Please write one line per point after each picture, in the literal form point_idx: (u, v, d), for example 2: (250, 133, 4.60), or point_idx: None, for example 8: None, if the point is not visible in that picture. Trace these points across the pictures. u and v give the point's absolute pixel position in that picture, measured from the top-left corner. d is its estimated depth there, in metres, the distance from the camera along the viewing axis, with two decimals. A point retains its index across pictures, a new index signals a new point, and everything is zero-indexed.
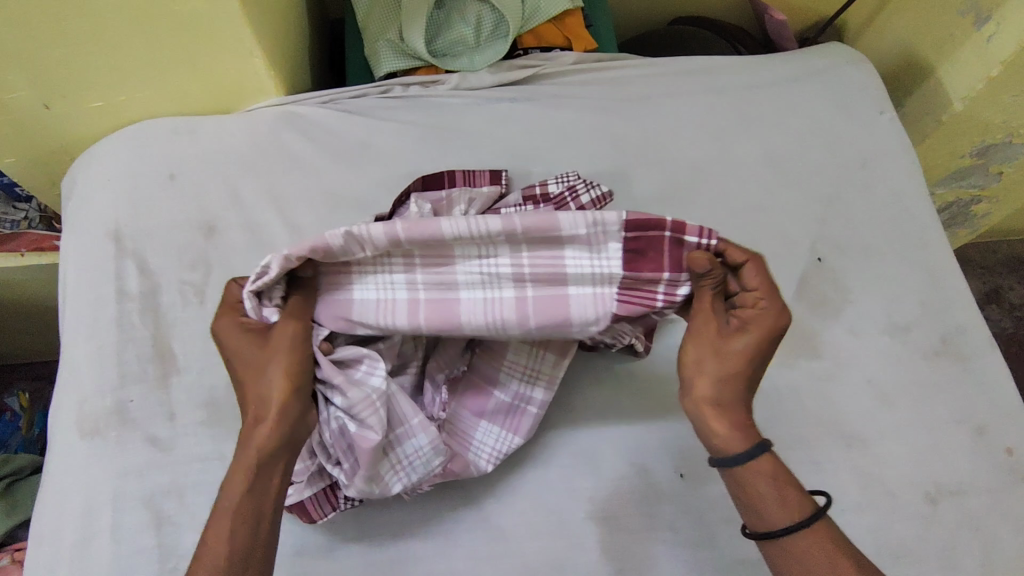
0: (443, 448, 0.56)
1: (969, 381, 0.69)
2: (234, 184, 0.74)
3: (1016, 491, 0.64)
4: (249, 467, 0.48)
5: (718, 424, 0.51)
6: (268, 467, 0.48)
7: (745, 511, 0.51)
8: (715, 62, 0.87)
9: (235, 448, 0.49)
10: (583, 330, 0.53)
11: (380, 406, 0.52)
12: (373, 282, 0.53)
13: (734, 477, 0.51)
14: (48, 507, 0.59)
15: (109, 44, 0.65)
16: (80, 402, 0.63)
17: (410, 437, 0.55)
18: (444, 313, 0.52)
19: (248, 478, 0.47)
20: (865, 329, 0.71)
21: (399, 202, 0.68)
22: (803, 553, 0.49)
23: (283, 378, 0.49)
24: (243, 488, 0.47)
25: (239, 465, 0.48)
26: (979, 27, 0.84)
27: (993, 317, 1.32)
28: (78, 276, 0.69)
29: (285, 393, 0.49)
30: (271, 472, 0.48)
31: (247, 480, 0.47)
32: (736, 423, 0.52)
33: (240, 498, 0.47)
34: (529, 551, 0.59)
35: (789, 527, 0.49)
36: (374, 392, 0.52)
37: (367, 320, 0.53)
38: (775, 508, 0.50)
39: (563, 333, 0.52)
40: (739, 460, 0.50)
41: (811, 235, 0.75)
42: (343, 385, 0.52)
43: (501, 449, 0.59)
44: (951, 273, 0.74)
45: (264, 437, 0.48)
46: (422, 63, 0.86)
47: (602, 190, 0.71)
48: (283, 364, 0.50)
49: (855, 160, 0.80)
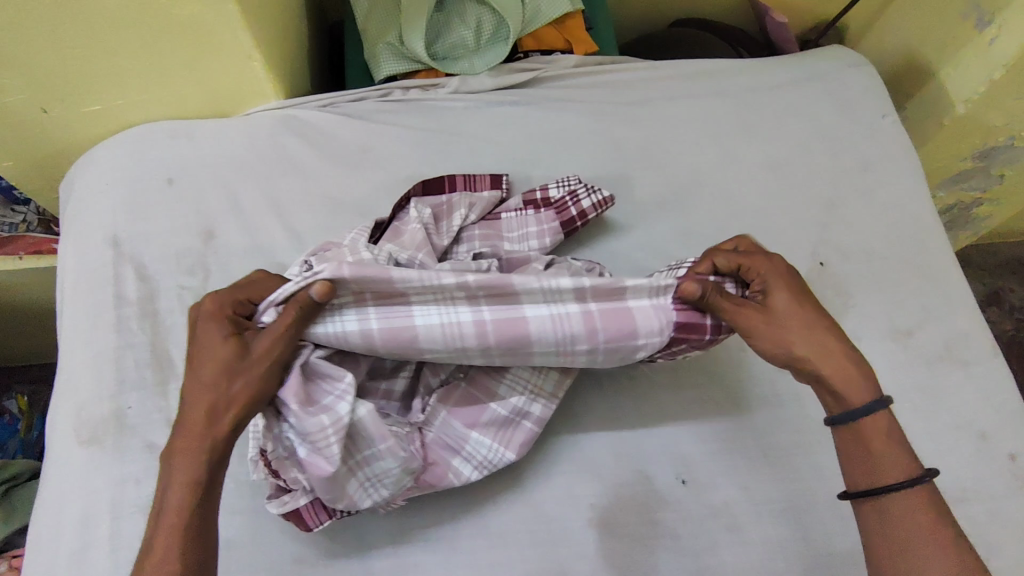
0: (410, 468, 0.55)
1: (972, 387, 0.68)
2: (234, 188, 0.73)
3: (1019, 497, 0.64)
4: (194, 479, 0.47)
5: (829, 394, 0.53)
6: (214, 475, 0.48)
7: (851, 470, 0.51)
8: (716, 65, 0.87)
9: (175, 458, 0.48)
10: (647, 342, 0.57)
11: (336, 440, 0.51)
12: (434, 303, 0.54)
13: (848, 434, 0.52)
14: (46, 515, 0.59)
15: (107, 47, 0.64)
16: (78, 408, 0.62)
17: (373, 460, 0.54)
18: (515, 327, 0.54)
19: (197, 487, 0.47)
20: (867, 334, 0.70)
21: (399, 206, 0.67)
22: (913, 510, 0.48)
23: (244, 390, 0.49)
24: (190, 500, 0.46)
25: (184, 478, 0.47)
26: (982, 30, 0.84)
27: (994, 319, 1.32)
28: (76, 281, 0.68)
29: (243, 405, 0.49)
30: (215, 479, 0.48)
31: (195, 489, 0.47)
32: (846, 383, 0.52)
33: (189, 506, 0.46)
34: (529, 559, 0.58)
35: (894, 485, 0.49)
36: (330, 425, 0.51)
37: (435, 345, 0.54)
38: (886, 464, 0.50)
39: (627, 345, 0.57)
40: (852, 419, 0.51)
41: (813, 239, 0.75)
42: (303, 411, 0.50)
43: (493, 461, 0.59)
44: (953, 278, 0.74)
45: (214, 447, 0.48)
46: (422, 66, 0.85)
47: (604, 195, 0.70)
48: (247, 375, 0.49)
49: (857, 164, 0.79)
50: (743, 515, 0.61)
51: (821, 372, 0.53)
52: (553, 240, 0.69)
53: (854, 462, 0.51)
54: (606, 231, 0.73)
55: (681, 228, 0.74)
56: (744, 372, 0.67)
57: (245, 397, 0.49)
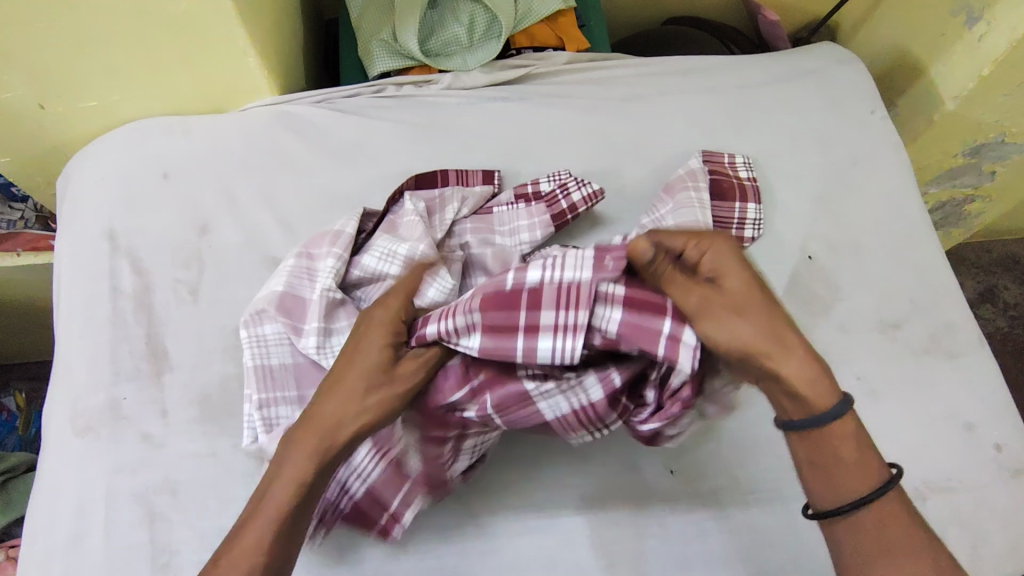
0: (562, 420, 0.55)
1: (959, 378, 0.69)
2: (228, 183, 0.74)
3: (1004, 487, 0.64)
4: (302, 480, 0.47)
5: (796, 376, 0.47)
6: (315, 485, 0.48)
7: (827, 485, 0.48)
8: (707, 62, 0.88)
9: (294, 451, 0.48)
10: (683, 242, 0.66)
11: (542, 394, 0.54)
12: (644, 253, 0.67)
13: (824, 441, 0.47)
14: (43, 503, 0.60)
15: (102, 44, 0.65)
16: (74, 399, 0.63)
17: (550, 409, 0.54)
18: None
19: (295, 489, 0.47)
20: (855, 326, 0.71)
21: (394, 199, 0.68)
22: (886, 524, 0.47)
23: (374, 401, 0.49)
24: (292, 502, 0.47)
25: (294, 474, 0.47)
26: (971, 26, 0.85)
27: (987, 316, 1.32)
28: (72, 274, 0.69)
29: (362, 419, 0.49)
30: (315, 489, 0.48)
31: (293, 491, 0.47)
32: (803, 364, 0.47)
33: (286, 507, 0.47)
34: (520, 547, 0.59)
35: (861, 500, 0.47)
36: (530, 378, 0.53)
37: None
38: (854, 473, 0.47)
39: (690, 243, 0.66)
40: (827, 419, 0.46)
41: (802, 234, 0.75)
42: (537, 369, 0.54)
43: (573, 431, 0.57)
44: (941, 272, 0.75)
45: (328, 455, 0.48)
46: (415, 63, 0.86)
47: (594, 187, 0.71)
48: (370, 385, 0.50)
49: (846, 159, 0.80)
50: (731, 504, 0.62)
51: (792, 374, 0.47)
52: (545, 233, 0.69)
53: (820, 474, 0.48)
54: (596, 225, 0.74)
55: None
56: None
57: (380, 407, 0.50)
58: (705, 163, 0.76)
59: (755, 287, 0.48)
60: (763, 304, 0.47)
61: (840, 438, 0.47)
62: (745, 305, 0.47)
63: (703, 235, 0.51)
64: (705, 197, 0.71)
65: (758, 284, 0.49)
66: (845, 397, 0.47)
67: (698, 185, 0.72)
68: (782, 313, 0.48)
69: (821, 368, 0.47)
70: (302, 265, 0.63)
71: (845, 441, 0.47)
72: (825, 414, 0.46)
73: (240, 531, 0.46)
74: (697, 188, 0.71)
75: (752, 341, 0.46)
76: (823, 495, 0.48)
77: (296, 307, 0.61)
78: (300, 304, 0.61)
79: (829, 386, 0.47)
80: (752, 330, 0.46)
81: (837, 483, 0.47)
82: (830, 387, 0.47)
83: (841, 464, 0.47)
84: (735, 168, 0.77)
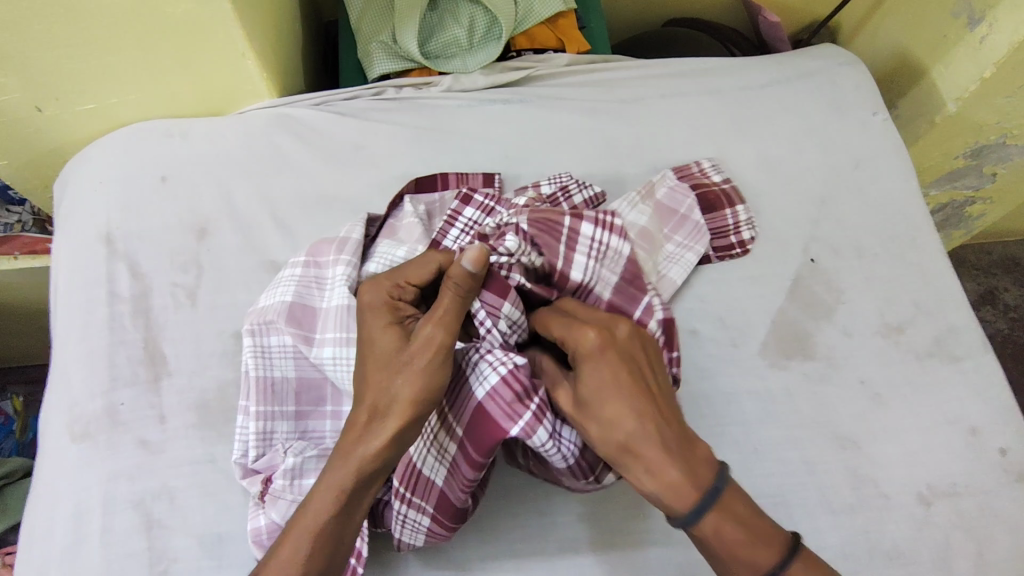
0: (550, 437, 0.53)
1: (963, 382, 0.69)
2: (226, 186, 0.73)
3: (1009, 492, 0.64)
4: (343, 490, 0.45)
5: (666, 470, 0.46)
6: (357, 494, 0.46)
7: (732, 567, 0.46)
8: (708, 63, 0.87)
9: (333, 462, 0.46)
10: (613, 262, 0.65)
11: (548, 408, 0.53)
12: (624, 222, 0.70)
13: (719, 527, 0.46)
14: (40, 510, 0.59)
15: (99, 45, 0.65)
16: (71, 405, 0.62)
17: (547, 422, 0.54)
18: None
19: (335, 502, 0.45)
20: (858, 329, 0.71)
21: (393, 203, 0.68)
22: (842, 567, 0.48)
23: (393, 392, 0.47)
24: (332, 512, 0.45)
25: (331, 484, 0.46)
26: (973, 28, 0.84)
27: (988, 318, 1.32)
28: (69, 278, 0.69)
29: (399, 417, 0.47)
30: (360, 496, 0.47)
31: (332, 502, 0.45)
32: (675, 476, 0.46)
33: (328, 518, 0.45)
34: (521, 554, 0.59)
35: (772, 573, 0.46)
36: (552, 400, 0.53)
37: None
38: (763, 546, 0.46)
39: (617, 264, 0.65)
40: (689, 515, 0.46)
41: (804, 236, 0.75)
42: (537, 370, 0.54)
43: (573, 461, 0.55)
44: (945, 274, 0.74)
45: (350, 466, 0.46)
46: (414, 65, 0.86)
47: (595, 190, 0.71)
48: (388, 372, 0.48)
49: (848, 161, 0.80)
50: None
51: (651, 469, 0.46)
52: None
53: (732, 556, 0.46)
54: None
55: None
56: (736, 368, 0.68)
57: (416, 398, 0.47)
58: (677, 179, 0.76)
59: (603, 372, 0.48)
60: (611, 389, 0.48)
61: (735, 529, 0.46)
62: (589, 394, 0.48)
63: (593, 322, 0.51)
64: (698, 215, 0.73)
65: (621, 367, 0.49)
66: (714, 487, 0.46)
67: (643, 199, 0.72)
68: (648, 407, 0.47)
69: (682, 463, 0.46)
70: (310, 274, 0.63)
71: (725, 533, 0.46)
72: (682, 516, 0.46)
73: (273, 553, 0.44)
74: (641, 202, 0.71)
75: (598, 437, 0.48)
76: None
77: (306, 315, 0.60)
78: (309, 313, 0.60)
79: (698, 484, 0.46)
80: (597, 425, 0.48)
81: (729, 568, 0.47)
82: (694, 487, 0.45)
83: (728, 559, 0.46)
84: (707, 174, 0.77)
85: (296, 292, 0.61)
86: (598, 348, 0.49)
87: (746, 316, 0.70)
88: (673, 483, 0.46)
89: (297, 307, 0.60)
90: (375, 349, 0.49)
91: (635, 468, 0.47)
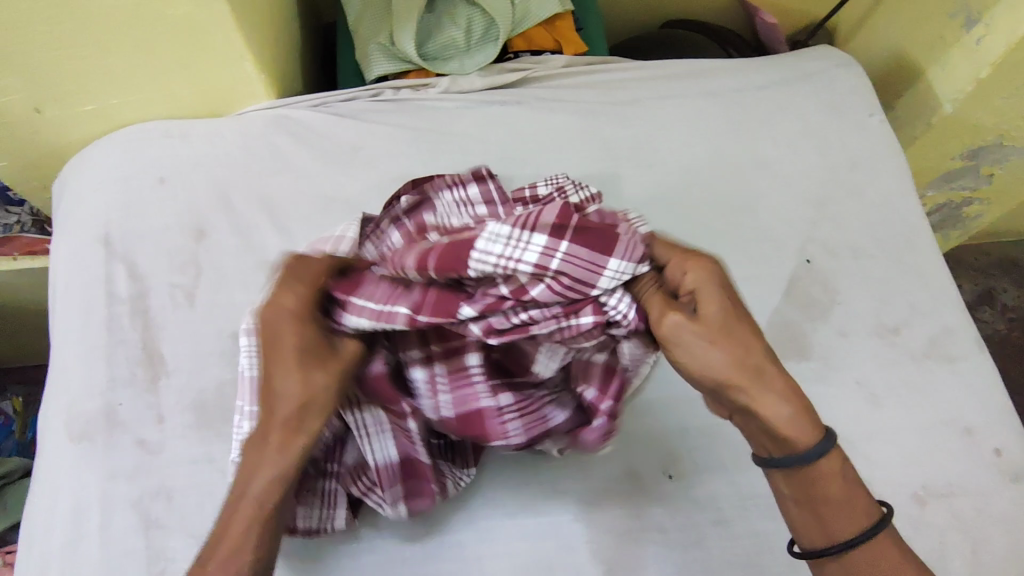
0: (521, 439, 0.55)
1: (958, 382, 0.69)
2: (225, 187, 0.74)
3: (1004, 492, 0.64)
4: (264, 494, 0.45)
5: (788, 398, 0.46)
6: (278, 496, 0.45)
7: (833, 514, 0.46)
8: (705, 65, 0.88)
9: (248, 475, 0.45)
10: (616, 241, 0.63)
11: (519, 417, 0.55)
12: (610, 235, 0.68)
13: (824, 469, 0.46)
14: (39, 509, 0.60)
15: (99, 47, 0.65)
16: (70, 405, 0.63)
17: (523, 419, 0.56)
18: None
19: (258, 509, 0.45)
20: (854, 330, 0.71)
21: (389, 204, 0.67)
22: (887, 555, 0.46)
23: (290, 399, 0.46)
24: (260, 518, 0.45)
25: (253, 495, 0.45)
26: (969, 30, 0.84)
27: (986, 318, 1.32)
28: (68, 278, 0.69)
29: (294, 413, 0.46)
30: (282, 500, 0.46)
31: (256, 509, 0.45)
32: (795, 407, 0.46)
33: (251, 524, 0.44)
34: (518, 553, 0.59)
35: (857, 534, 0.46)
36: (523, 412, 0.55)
37: None
38: (860, 501, 0.47)
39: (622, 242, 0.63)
40: (812, 452, 0.45)
41: (800, 237, 0.75)
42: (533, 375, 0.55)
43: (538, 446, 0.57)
44: (940, 275, 0.75)
45: (261, 476, 0.45)
46: (413, 67, 0.86)
47: (591, 192, 0.69)
48: (279, 362, 0.47)
49: (844, 162, 0.80)
50: (728, 510, 0.62)
51: (776, 398, 0.45)
52: None
53: (830, 506, 0.46)
54: None
55: (669, 226, 0.75)
56: None
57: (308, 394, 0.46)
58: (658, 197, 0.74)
59: (738, 297, 0.48)
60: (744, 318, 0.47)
61: (828, 478, 0.46)
62: (730, 321, 0.46)
63: (689, 252, 0.50)
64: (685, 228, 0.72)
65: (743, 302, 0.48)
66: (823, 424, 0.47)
67: None
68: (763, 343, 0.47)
69: (796, 396, 0.46)
70: None
71: (835, 476, 0.46)
72: (805, 452, 0.45)
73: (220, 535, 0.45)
74: None
75: (734, 362, 0.45)
76: (817, 534, 0.47)
77: None
78: None
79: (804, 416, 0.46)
80: (731, 351, 0.45)
81: (834, 516, 0.46)
82: (809, 419, 0.46)
83: (841, 505, 0.46)
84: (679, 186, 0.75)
85: None
86: (710, 280, 0.47)
87: None
88: (792, 411, 0.46)
89: None
90: (272, 349, 0.47)
91: (752, 395, 0.45)
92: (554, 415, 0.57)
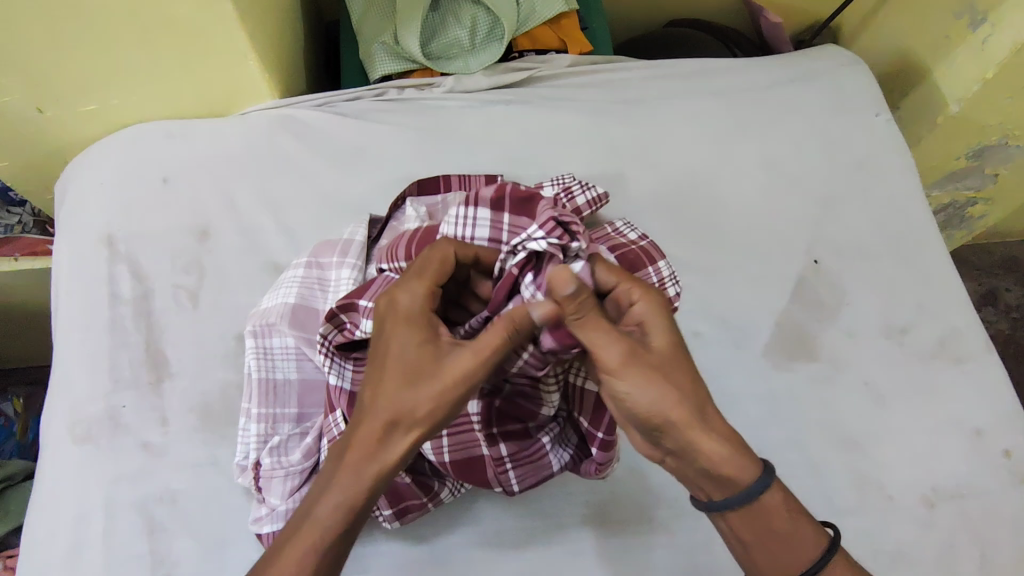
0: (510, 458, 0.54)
1: (966, 384, 0.68)
2: (228, 187, 0.73)
3: (1014, 493, 0.64)
4: (357, 495, 0.43)
5: (712, 445, 0.44)
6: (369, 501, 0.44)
7: (784, 542, 0.46)
8: (711, 64, 0.87)
9: (340, 474, 0.43)
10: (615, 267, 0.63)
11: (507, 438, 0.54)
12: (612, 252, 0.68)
13: (771, 503, 0.46)
14: (41, 513, 0.59)
15: (100, 46, 0.64)
16: (72, 408, 0.62)
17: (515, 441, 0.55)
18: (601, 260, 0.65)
19: (351, 509, 0.43)
20: (861, 331, 0.70)
21: (395, 206, 0.67)
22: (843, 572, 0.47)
23: (438, 390, 0.44)
24: (339, 521, 0.43)
25: (345, 491, 0.43)
26: (975, 29, 0.84)
27: (989, 318, 1.32)
28: (71, 279, 0.68)
29: (412, 414, 0.44)
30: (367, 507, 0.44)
31: (349, 508, 0.43)
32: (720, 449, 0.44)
33: (335, 524, 0.43)
34: (526, 556, 0.58)
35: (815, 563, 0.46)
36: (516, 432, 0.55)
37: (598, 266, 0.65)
38: (806, 533, 0.47)
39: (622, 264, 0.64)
40: (755, 489, 0.45)
41: (807, 237, 0.75)
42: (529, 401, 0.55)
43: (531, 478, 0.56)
44: (948, 275, 0.74)
45: (357, 480, 0.43)
46: (417, 66, 0.86)
47: (599, 192, 0.69)
48: (392, 352, 0.45)
49: (851, 162, 0.80)
50: None
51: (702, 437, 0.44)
52: None
53: (773, 539, 0.46)
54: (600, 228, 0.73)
55: (676, 227, 0.74)
56: (740, 370, 0.67)
57: (443, 393, 0.44)
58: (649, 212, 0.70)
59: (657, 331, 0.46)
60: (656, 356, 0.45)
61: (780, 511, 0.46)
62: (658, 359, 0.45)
63: (635, 279, 0.49)
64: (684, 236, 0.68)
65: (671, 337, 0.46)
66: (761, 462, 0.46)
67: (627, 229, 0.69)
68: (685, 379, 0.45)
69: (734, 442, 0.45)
70: (312, 276, 0.62)
71: (780, 514, 0.46)
72: (745, 487, 0.45)
73: (287, 549, 0.43)
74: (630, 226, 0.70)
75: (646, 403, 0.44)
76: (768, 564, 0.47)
77: (309, 318, 0.60)
78: (312, 315, 0.60)
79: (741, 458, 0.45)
80: (657, 389, 0.44)
81: (784, 548, 0.46)
82: (745, 460, 0.45)
83: (787, 535, 0.46)
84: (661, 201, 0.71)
85: (299, 293, 0.61)
86: (655, 315, 0.47)
87: (749, 318, 0.70)
88: (727, 454, 0.44)
89: (301, 310, 0.60)
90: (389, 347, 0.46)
91: (690, 438, 0.44)
92: (557, 459, 0.56)
